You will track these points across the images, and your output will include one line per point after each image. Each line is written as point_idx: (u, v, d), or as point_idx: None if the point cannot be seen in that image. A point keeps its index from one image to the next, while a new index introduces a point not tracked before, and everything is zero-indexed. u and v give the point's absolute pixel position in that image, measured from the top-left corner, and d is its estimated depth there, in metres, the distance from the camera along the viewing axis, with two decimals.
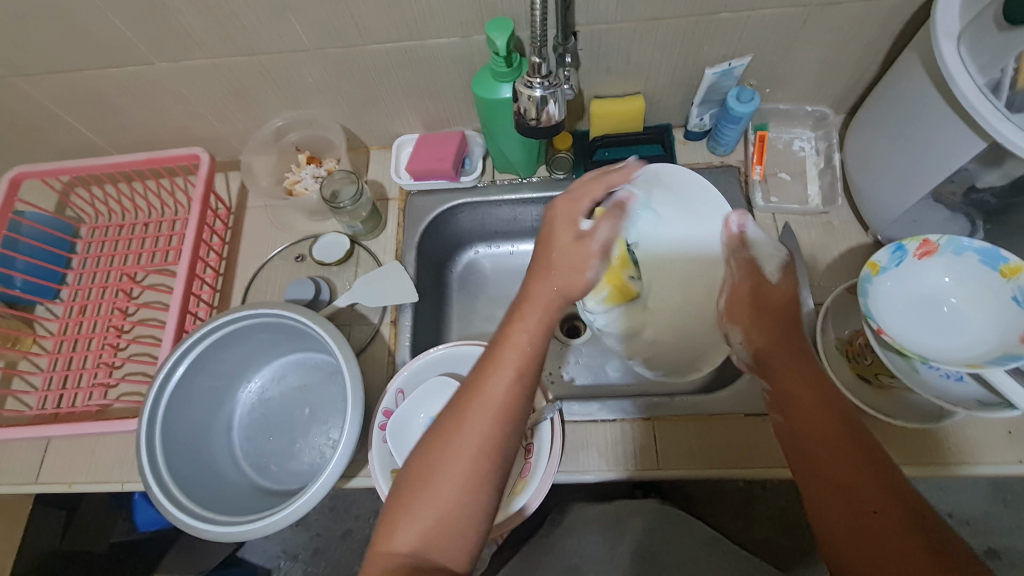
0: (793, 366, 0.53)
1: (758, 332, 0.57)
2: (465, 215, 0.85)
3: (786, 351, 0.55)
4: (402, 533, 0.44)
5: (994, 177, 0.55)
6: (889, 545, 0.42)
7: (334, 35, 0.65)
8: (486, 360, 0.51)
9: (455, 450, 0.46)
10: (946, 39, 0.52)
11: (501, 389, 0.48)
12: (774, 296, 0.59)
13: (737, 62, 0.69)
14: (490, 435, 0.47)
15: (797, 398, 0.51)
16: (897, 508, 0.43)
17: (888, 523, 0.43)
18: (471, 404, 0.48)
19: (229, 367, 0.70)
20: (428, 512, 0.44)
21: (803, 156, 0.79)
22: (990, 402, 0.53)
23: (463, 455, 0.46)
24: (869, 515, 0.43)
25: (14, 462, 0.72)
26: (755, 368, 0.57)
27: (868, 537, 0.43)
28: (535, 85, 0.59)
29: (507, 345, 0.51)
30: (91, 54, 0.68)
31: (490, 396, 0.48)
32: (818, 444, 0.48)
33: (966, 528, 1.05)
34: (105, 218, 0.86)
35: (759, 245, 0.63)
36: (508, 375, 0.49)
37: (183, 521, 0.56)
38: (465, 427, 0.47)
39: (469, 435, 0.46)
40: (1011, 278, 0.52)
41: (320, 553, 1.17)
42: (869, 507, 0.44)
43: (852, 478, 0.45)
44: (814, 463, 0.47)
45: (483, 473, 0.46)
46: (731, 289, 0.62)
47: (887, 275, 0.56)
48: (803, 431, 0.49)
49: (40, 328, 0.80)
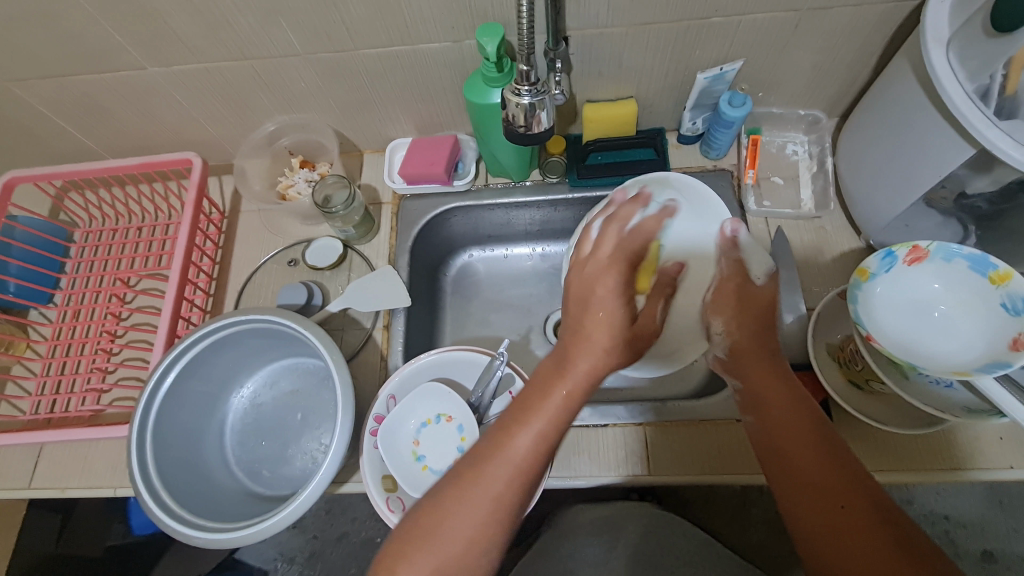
0: (769, 372, 0.54)
1: (739, 326, 0.58)
2: (459, 219, 0.85)
3: (759, 343, 0.57)
4: (411, 567, 0.44)
5: (983, 183, 0.55)
6: (858, 541, 0.42)
7: (325, 40, 0.65)
8: (519, 407, 0.50)
9: (479, 489, 0.46)
10: (935, 46, 0.52)
11: (526, 447, 0.48)
12: (757, 295, 0.60)
13: (728, 67, 0.69)
14: (507, 490, 0.47)
15: (771, 402, 0.52)
16: (866, 505, 0.44)
17: (856, 517, 0.43)
18: (492, 457, 0.48)
19: (222, 372, 0.70)
20: (438, 557, 0.44)
21: (796, 160, 0.79)
22: (978, 409, 0.53)
23: (483, 498, 0.46)
24: (839, 512, 0.44)
25: (7, 466, 0.72)
26: (730, 366, 0.58)
27: (837, 532, 0.43)
28: (523, 92, 0.59)
29: (544, 394, 0.51)
30: (83, 59, 0.68)
31: (516, 454, 0.48)
32: (790, 446, 0.49)
33: (962, 531, 1.04)
34: (99, 223, 0.86)
35: (748, 251, 0.62)
36: (541, 424, 0.49)
37: (173, 527, 0.56)
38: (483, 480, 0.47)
39: (489, 489, 0.46)
40: (1000, 285, 0.52)
41: (317, 556, 1.17)
42: (837, 502, 0.44)
43: (823, 477, 0.46)
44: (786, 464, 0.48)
45: (496, 521, 0.46)
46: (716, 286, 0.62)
47: (878, 282, 0.56)
48: (776, 434, 0.50)
49: (33, 333, 0.80)
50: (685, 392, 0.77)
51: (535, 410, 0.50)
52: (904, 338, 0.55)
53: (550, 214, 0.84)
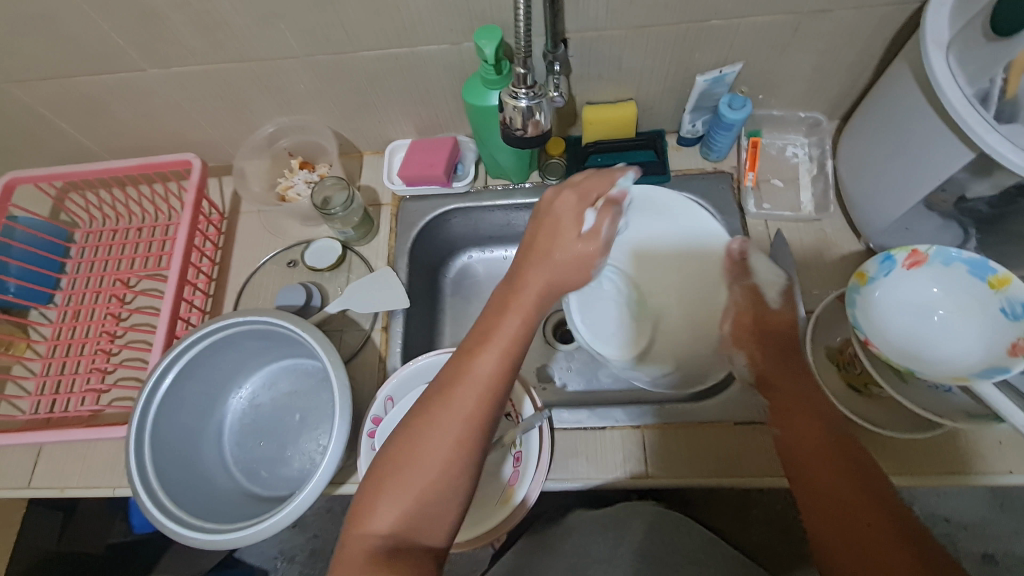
0: (798, 395, 0.55)
1: (762, 357, 0.60)
2: (458, 220, 0.84)
3: (792, 371, 0.57)
4: (385, 503, 0.44)
5: (984, 187, 0.55)
6: (882, 554, 0.43)
7: (323, 42, 0.65)
8: (478, 336, 0.52)
9: (447, 417, 0.46)
10: (935, 49, 0.51)
11: (487, 368, 0.49)
12: (777, 319, 0.62)
13: (728, 69, 0.69)
14: (473, 414, 0.47)
15: (803, 421, 0.53)
16: (889, 523, 0.45)
17: (880, 534, 0.44)
18: (456, 383, 0.48)
19: (220, 373, 0.70)
20: (410, 488, 0.45)
21: (796, 162, 0.79)
22: (978, 414, 0.53)
23: (452, 424, 0.46)
24: (865, 526, 0.45)
25: (8, 465, 0.72)
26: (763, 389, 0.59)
27: (861, 547, 0.45)
28: (520, 95, 0.59)
29: (498, 321, 0.52)
30: (83, 61, 0.68)
31: (479, 376, 0.48)
32: (817, 460, 0.50)
33: (963, 533, 1.04)
34: (99, 223, 0.87)
35: (758, 273, 0.66)
36: (500, 350, 0.50)
37: (171, 528, 0.56)
38: (450, 406, 0.47)
39: (456, 412, 0.47)
40: (999, 290, 0.51)
41: (317, 554, 1.17)
42: (862, 520, 0.46)
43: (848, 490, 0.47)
44: (812, 477, 0.50)
45: (468, 443, 0.46)
46: (733, 316, 0.66)
47: (878, 286, 0.56)
48: (804, 450, 0.51)
49: (34, 333, 0.80)
50: None
51: (496, 330, 0.51)
52: (902, 342, 0.55)
53: None
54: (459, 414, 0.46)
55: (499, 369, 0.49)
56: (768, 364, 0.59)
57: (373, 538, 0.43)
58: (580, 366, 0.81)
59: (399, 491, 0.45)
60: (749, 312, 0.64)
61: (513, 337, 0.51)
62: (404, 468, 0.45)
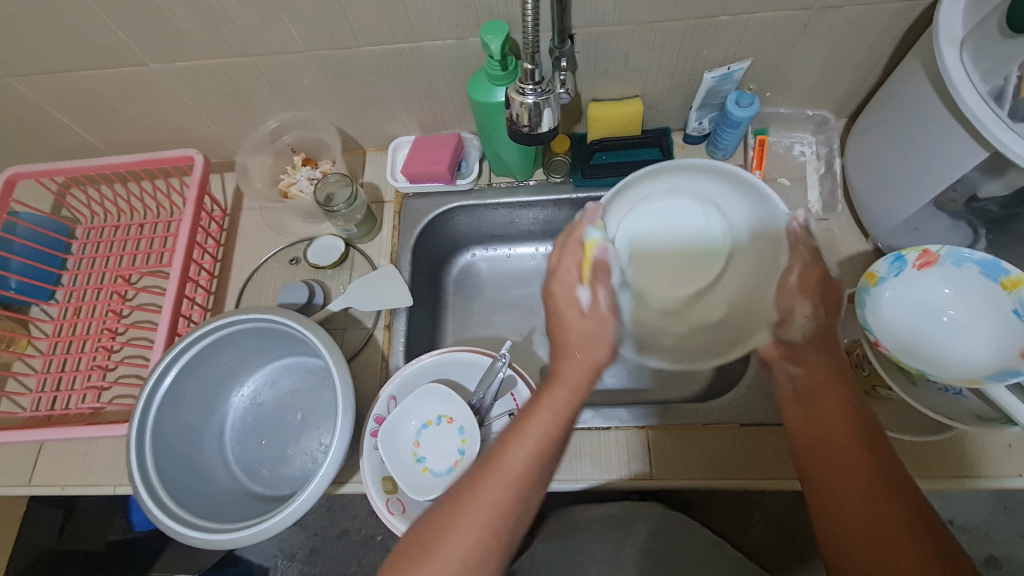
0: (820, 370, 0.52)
1: (825, 312, 0.55)
2: (461, 218, 0.84)
3: (813, 351, 0.53)
4: None
5: (996, 187, 0.54)
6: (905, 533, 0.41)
7: (327, 37, 0.64)
8: (517, 422, 0.51)
9: (477, 507, 0.46)
10: (948, 47, 0.52)
11: (520, 460, 0.48)
12: (839, 287, 0.56)
13: (735, 66, 0.68)
14: (505, 504, 0.46)
15: (824, 396, 0.50)
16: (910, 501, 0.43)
17: (900, 512, 0.43)
18: (484, 478, 0.47)
19: (221, 371, 0.70)
20: (435, 574, 0.43)
21: (803, 161, 0.78)
22: (988, 417, 0.52)
23: (484, 514, 0.45)
24: (881, 508, 0.43)
25: (7, 462, 0.72)
26: (797, 350, 0.55)
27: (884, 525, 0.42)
28: (527, 91, 0.58)
29: (536, 409, 0.51)
30: (85, 55, 0.67)
31: (512, 468, 0.47)
32: (835, 441, 0.48)
33: (966, 536, 1.03)
34: (101, 219, 0.86)
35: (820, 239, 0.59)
36: (535, 437, 0.49)
37: (173, 528, 0.56)
38: (478, 497, 0.46)
39: (483, 504, 0.46)
40: (1011, 291, 0.51)
41: (317, 553, 1.16)
42: (883, 493, 0.44)
43: (868, 469, 0.45)
44: (828, 458, 0.47)
45: (497, 533, 0.45)
46: (799, 270, 0.59)
47: (888, 286, 0.55)
48: (823, 429, 0.49)
49: (35, 329, 0.80)
50: (686, 395, 0.77)
51: (534, 416, 0.50)
52: (910, 343, 0.55)
53: (553, 214, 0.83)
54: (483, 508, 0.46)
55: (530, 466, 0.48)
56: (831, 321, 0.55)
57: None
58: None
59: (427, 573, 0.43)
60: (816, 266, 0.58)
61: (551, 430, 0.50)
62: (433, 554, 0.44)
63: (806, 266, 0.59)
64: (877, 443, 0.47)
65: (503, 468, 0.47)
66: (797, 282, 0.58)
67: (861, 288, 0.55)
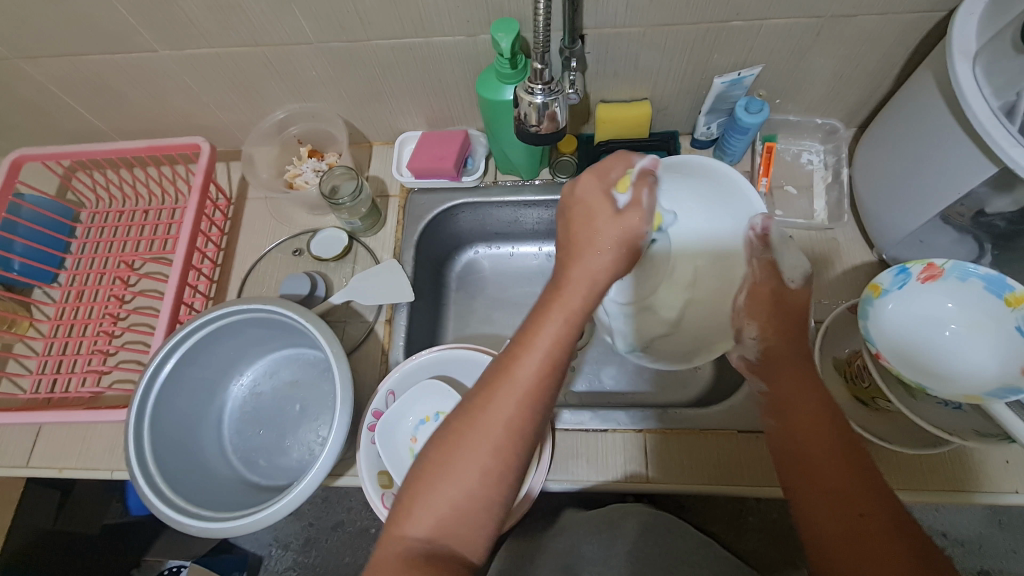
0: (797, 377, 0.51)
1: (774, 334, 0.55)
2: (465, 215, 0.84)
3: (790, 354, 0.53)
4: (420, 513, 0.43)
5: (1004, 203, 0.54)
6: (875, 546, 0.41)
7: (337, 29, 0.64)
8: (522, 335, 0.49)
9: (486, 422, 0.45)
10: (961, 60, 0.51)
11: (526, 381, 0.46)
12: (790, 300, 0.56)
13: (746, 72, 0.68)
14: (517, 422, 0.45)
15: (798, 403, 0.50)
16: (886, 517, 0.43)
17: (874, 528, 0.42)
18: (485, 403, 0.45)
19: (220, 360, 0.70)
20: (447, 498, 0.43)
21: (811, 169, 0.78)
22: (987, 433, 0.51)
23: (493, 432, 0.44)
24: (856, 520, 0.43)
25: (5, 443, 0.72)
26: (759, 369, 0.55)
27: (855, 541, 0.42)
28: (536, 91, 0.58)
29: (544, 325, 0.48)
30: (95, 40, 0.67)
31: (516, 390, 0.45)
32: (812, 450, 0.47)
33: (960, 549, 1.03)
34: (106, 204, 0.86)
35: (781, 251, 0.59)
36: (545, 352, 0.47)
37: (167, 514, 0.56)
38: (481, 423, 0.45)
39: (489, 428, 0.44)
40: (1015, 307, 0.50)
41: (311, 543, 1.17)
42: (857, 509, 0.43)
43: (841, 482, 0.45)
44: (807, 468, 0.46)
45: (508, 452, 0.44)
46: (750, 287, 0.59)
47: (891, 297, 0.55)
48: (803, 435, 0.48)
49: (37, 312, 0.80)
50: (685, 399, 0.77)
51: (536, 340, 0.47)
52: (912, 356, 0.55)
53: None
54: (490, 433, 0.44)
55: (535, 390, 0.46)
56: (780, 343, 0.54)
57: (407, 539, 0.43)
58: (584, 366, 0.81)
59: (434, 503, 0.43)
60: (767, 284, 0.58)
61: (561, 341, 0.48)
62: (445, 476, 0.44)
63: (761, 284, 0.58)
64: (853, 451, 0.46)
65: (507, 390, 0.45)
66: (746, 301, 0.59)
67: (863, 300, 0.55)
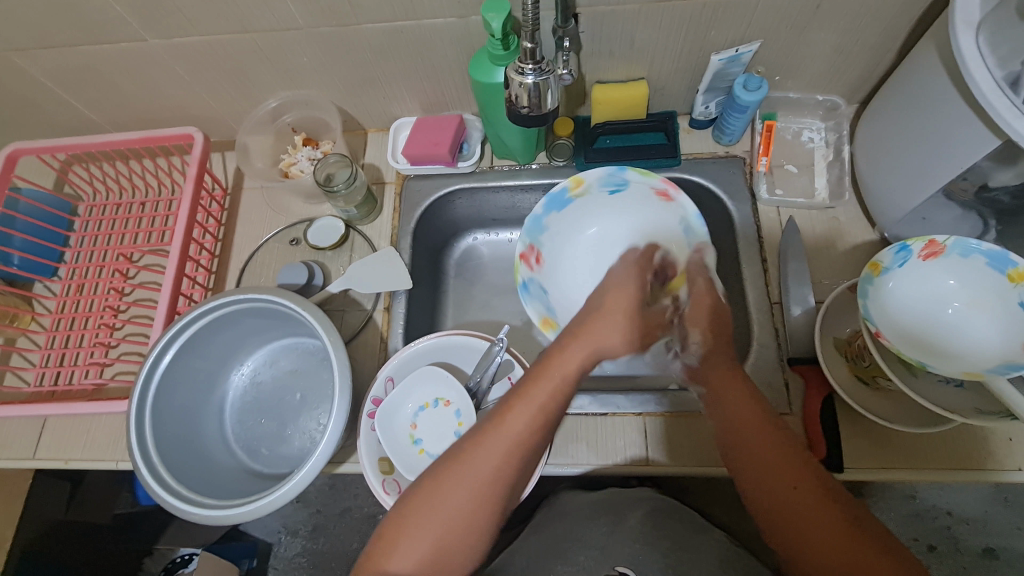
0: (726, 368, 0.55)
1: (711, 338, 0.57)
2: (463, 201, 0.83)
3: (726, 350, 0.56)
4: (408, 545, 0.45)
5: (1007, 176, 0.53)
6: (812, 516, 0.44)
7: (327, 14, 0.63)
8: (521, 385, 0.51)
9: (470, 476, 0.47)
10: (964, 30, 0.50)
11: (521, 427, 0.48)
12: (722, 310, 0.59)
13: (744, 48, 0.66)
14: (500, 472, 0.47)
15: (727, 396, 0.52)
16: (816, 487, 0.45)
17: (808, 499, 0.44)
18: (485, 440, 0.48)
19: (221, 349, 0.70)
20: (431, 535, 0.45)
21: (812, 147, 0.77)
22: (989, 410, 0.50)
23: (477, 480, 0.47)
24: (793, 495, 0.45)
25: (12, 435, 0.73)
26: (696, 371, 0.57)
27: (794, 513, 0.44)
28: (527, 71, 0.57)
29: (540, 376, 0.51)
30: (83, 30, 0.67)
31: (509, 437, 0.48)
32: (747, 439, 0.49)
33: (965, 526, 1.03)
34: (103, 196, 0.86)
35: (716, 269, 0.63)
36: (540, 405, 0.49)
37: (170, 503, 0.57)
38: (461, 480, 0.47)
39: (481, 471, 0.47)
40: (1018, 283, 0.50)
41: (319, 529, 1.18)
42: (790, 483, 0.45)
43: (777, 461, 0.47)
44: (746, 451, 0.49)
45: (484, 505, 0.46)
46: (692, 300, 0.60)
47: (597, 194, 0.71)
48: (737, 427, 0.50)
49: (39, 306, 0.81)
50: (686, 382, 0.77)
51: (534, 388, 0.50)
52: (914, 335, 0.54)
53: None
54: (500, 460, 0.47)
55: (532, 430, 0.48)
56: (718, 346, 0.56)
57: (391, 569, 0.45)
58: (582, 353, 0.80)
59: (432, 525, 0.46)
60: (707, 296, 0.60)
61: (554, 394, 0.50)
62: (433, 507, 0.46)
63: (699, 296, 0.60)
64: (777, 432, 0.49)
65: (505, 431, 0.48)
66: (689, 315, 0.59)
67: (641, 168, 0.68)
